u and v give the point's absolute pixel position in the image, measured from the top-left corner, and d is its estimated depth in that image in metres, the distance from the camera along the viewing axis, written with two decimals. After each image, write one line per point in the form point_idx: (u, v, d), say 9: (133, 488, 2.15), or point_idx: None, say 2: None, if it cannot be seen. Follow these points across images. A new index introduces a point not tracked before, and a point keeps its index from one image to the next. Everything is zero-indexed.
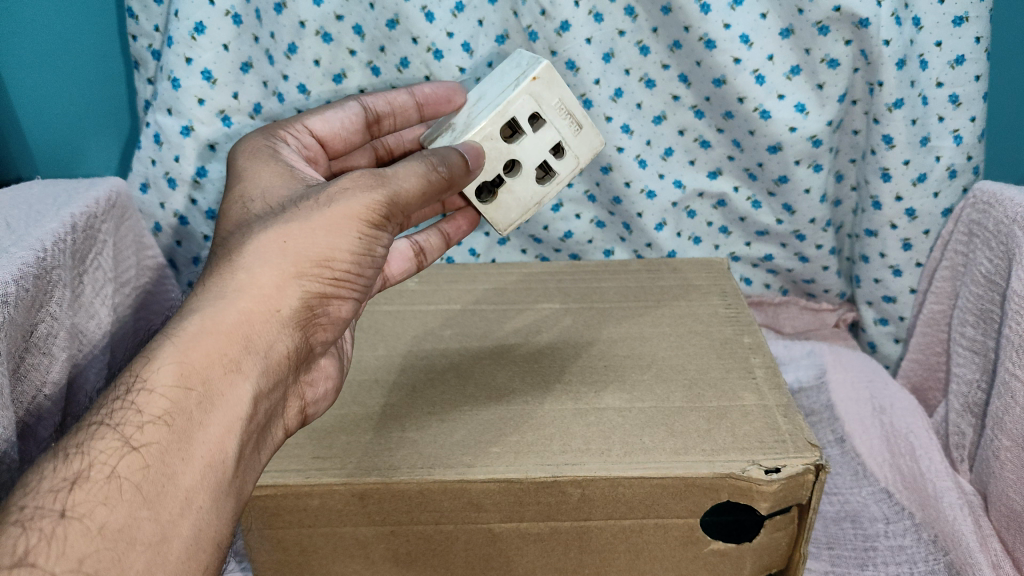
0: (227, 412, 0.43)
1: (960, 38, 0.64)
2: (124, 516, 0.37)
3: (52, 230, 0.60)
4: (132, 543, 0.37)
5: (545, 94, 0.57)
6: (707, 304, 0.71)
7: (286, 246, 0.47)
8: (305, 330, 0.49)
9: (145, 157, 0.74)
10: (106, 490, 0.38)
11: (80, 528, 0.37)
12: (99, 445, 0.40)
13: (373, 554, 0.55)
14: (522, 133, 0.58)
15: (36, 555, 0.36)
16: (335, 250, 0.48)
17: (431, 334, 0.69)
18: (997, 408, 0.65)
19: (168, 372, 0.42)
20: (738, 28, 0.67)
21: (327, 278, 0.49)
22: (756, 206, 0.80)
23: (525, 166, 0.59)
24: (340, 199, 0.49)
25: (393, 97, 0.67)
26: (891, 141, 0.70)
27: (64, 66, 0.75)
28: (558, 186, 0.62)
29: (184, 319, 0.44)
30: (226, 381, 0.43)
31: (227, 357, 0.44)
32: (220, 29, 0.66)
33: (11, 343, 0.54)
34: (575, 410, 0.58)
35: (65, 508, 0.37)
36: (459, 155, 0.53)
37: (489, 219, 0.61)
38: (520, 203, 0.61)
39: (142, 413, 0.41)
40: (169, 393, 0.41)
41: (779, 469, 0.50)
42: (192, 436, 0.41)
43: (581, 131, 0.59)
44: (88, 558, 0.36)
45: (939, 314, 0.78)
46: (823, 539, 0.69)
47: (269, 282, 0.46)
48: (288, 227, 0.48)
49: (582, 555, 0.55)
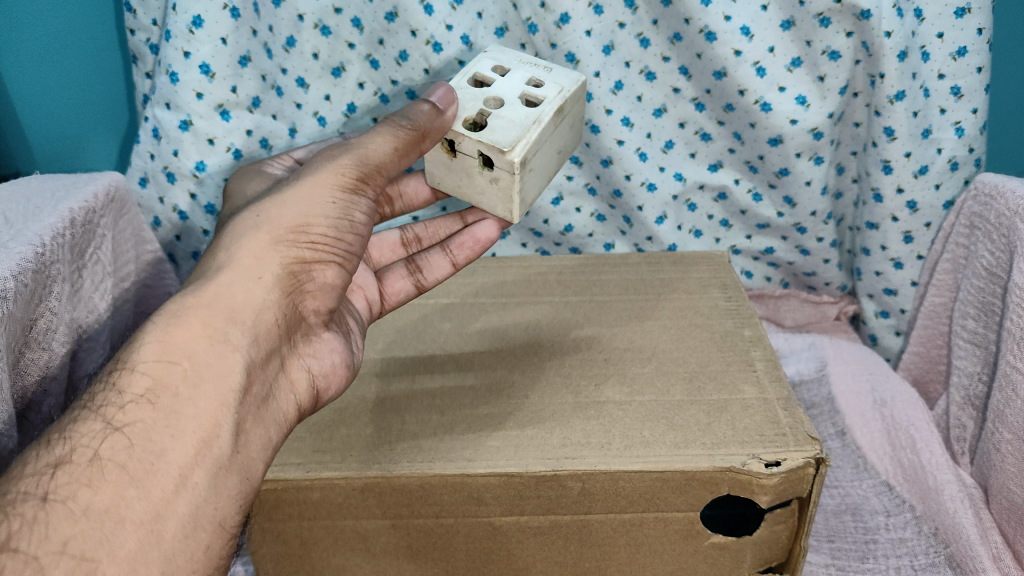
0: (214, 383, 0.45)
1: (961, 30, 0.64)
2: (111, 497, 0.39)
3: (50, 224, 0.60)
4: (121, 522, 0.39)
5: (501, 57, 0.63)
6: (707, 297, 0.71)
7: (261, 220, 0.52)
8: (292, 297, 0.52)
9: (145, 151, 0.74)
10: (89, 473, 0.40)
11: (63, 511, 0.38)
12: (83, 430, 0.41)
13: (374, 547, 0.55)
14: (491, 82, 0.60)
15: (18, 540, 0.37)
16: (305, 216, 0.52)
17: (431, 326, 0.69)
18: (997, 401, 0.65)
19: (149, 350, 0.44)
20: (738, 21, 0.66)
21: (304, 244, 0.52)
22: (756, 199, 0.79)
23: (504, 98, 0.58)
24: (310, 174, 0.54)
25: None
26: (892, 133, 0.69)
27: (64, 62, 0.75)
28: (556, 109, 0.57)
29: (172, 300, 0.48)
30: (214, 354, 0.45)
31: (212, 327, 0.46)
32: (218, 22, 0.66)
33: (11, 337, 0.54)
34: (574, 403, 0.58)
35: (47, 492, 0.39)
36: (430, 104, 0.54)
37: (491, 141, 0.53)
38: (515, 123, 0.55)
39: (124, 393, 0.43)
40: (151, 370, 0.44)
41: (779, 463, 0.50)
42: (179, 411, 0.43)
43: (551, 72, 0.61)
44: (72, 540, 0.38)
45: (939, 306, 0.78)
46: (824, 531, 0.70)
47: (249, 253, 0.50)
48: (263, 206, 0.53)
49: (582, 548, 0.55)
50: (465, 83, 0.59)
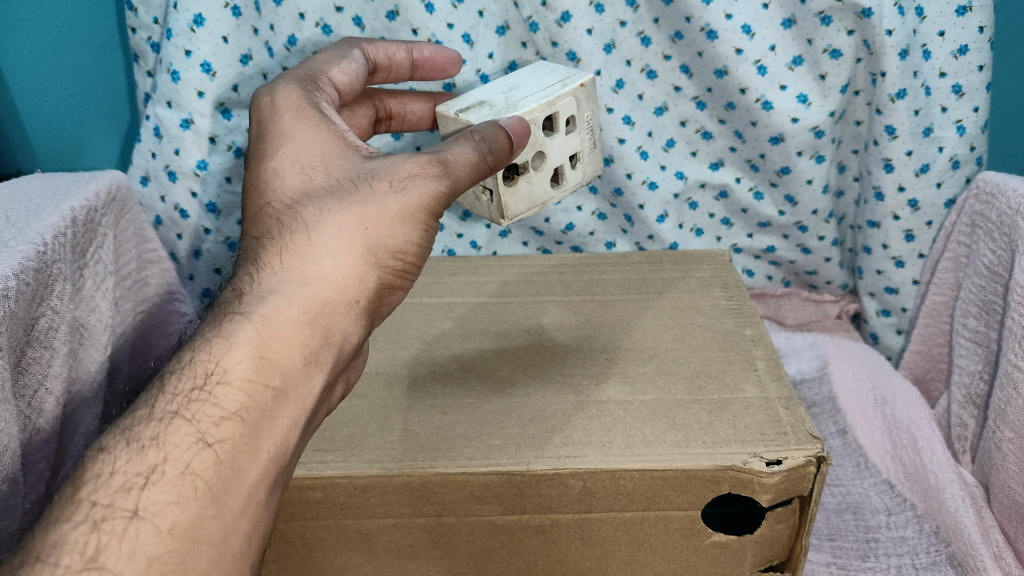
0: (297, 404, 0.45)
1: (963, 28, 0.64)
2: (192, 515, 0.40)
3: (52, 223, 0.60)
4: (197, 543, 0.40)
5: (586, 102, 0.64)
6: (709, 296, 0.71)
7: (366, 234, 0.49)
8: (371, 318, 0.51)
9: (145, 150, 0.74)
10: (180, 488, 0.40)
11: (150, 528, 0.39)
12: (175, 439, 0.41)
13: (376, 547, 0.55)
14: (556, 133, 0.64)
15: (105, 556, 0.38)
16: (406, 242, 0.51)
17: (433, 326, 0.69)
18: (1000, 399, 0.65)
19: (247, 365, 0.44)
20: (739, 19, 0.66)
21: (397, 270, 0.51)
22: (757, 198, 0.79)
23: (548, 162, 0.65)
24: (410, 188, 0.51)
25: (392, 52, 0.64)
26: (894, 131, 0.70)
27: (66, 62, 0.75)
28: (563, 194, 0.69)
29: (262, 300, 0.46)
30: (303, 373, 0.46)
31: (308, 348, 0.46)
32: (219, 21, 0.66)
33: (11, 336, 0.54)
34: (575, 402, 0.58)
35: (137, 507, 0.39)
36: (506, 134, 0.55)
37: (503, 206, 0.64)
38: (531, 198, 0.66)
39: (219, 406, 0.42)
40: (245, 388, 0.43)
41: (780, 462, 0.51)
42: (262, 429, 0.43)
43: (594, 152, 0.68)
44: (156, 560, 0.38)
45: (941, 305, 0.78)
46: (824, 530, 0.70)
47: (351, 273, 0.49)
48: (365, 214, 0.50)
49: (584, 547, 0.55)
50: (539, 120, 0.61)
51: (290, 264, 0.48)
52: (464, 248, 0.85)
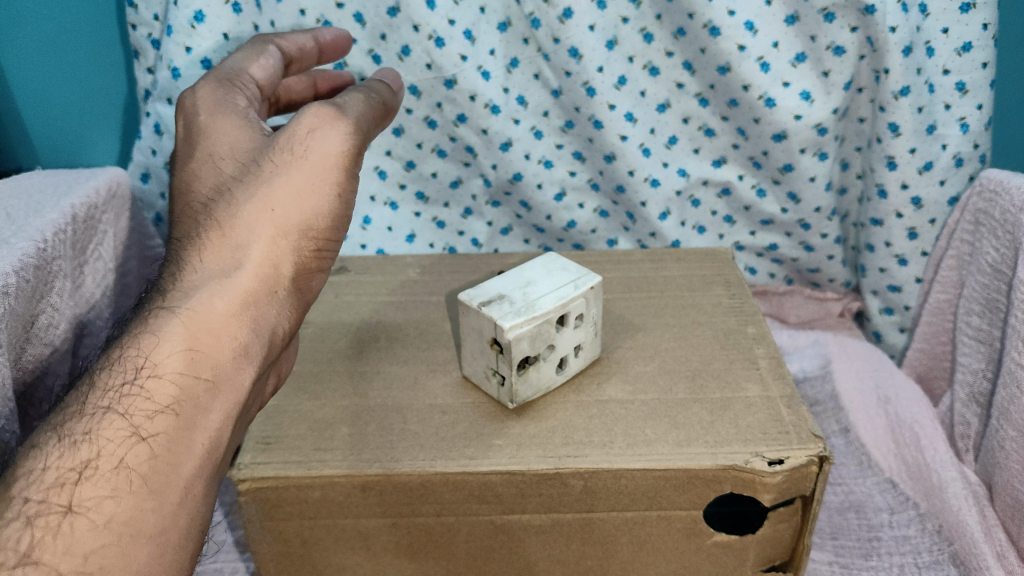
0: (229, 397, 0.45)
1: (967, 25, 0.64)
2: (130, 509, 0.39)
3: (52, 221, 0.60)
4: (136, 536, 0.39)
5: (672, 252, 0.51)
6: (709, 294, 0.71)
7: (275, 215, 0.49)
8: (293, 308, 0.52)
9: (145, 146, 0.73)
10: (114, 482, 0.39)
11: (86, 523, 0.38)
12: (108, 434, 0.40)
13: (374, 546, 0.55)
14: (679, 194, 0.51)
15: (40, 552, 0.37)
16: (317, 216, 0.51)
17: (433, 325, 0.68)
18: (1003, 397, 0.65)
19: (177, 359, 0.43)
20: (741, 15, 0.66)
21: (312, 251, 0.52)
22: (760, 195, 0.79)
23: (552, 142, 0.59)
24: (315, 146, 0.51)
25: (302, 42, 0.63)
26: (897, 129, 0.69)
27: (65, 57, 0.74)
28: (566, 378, 0.60)
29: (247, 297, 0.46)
30: (233, 366, 0.46)
31: (239, 341, 0.46)
32: (220, 18, 0.67)
33: (11, 332, 0.54)
34: (577, 402, 0.58)
35: (71, 503, 0.38)
36: None
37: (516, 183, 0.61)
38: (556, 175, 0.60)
39: (152, 400, 0.42)
40: (177, 380, 0.43)
41: (782, 461, 0.50)
42: (195, 423, 0.43)
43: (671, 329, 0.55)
44: (94, 554, 0.37)
45: (945, 303, 0.78)
46: (828, 529, 0.70)
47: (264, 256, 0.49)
48: (274, 194, 0.49)
49: (584, 546, 0.55)
50: None
51: (208, 263, 0.48)
52: (466, 245, 0.85)
